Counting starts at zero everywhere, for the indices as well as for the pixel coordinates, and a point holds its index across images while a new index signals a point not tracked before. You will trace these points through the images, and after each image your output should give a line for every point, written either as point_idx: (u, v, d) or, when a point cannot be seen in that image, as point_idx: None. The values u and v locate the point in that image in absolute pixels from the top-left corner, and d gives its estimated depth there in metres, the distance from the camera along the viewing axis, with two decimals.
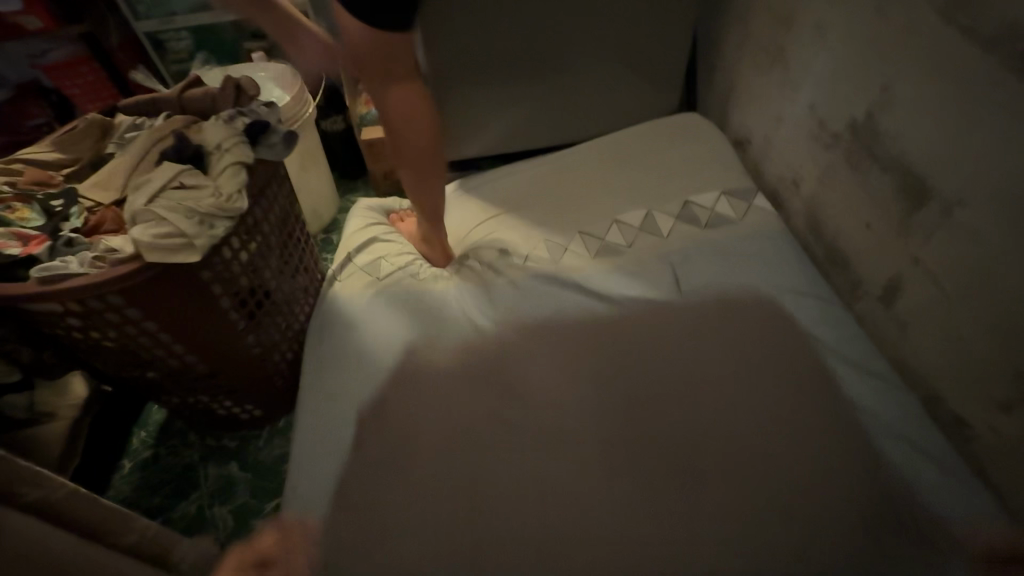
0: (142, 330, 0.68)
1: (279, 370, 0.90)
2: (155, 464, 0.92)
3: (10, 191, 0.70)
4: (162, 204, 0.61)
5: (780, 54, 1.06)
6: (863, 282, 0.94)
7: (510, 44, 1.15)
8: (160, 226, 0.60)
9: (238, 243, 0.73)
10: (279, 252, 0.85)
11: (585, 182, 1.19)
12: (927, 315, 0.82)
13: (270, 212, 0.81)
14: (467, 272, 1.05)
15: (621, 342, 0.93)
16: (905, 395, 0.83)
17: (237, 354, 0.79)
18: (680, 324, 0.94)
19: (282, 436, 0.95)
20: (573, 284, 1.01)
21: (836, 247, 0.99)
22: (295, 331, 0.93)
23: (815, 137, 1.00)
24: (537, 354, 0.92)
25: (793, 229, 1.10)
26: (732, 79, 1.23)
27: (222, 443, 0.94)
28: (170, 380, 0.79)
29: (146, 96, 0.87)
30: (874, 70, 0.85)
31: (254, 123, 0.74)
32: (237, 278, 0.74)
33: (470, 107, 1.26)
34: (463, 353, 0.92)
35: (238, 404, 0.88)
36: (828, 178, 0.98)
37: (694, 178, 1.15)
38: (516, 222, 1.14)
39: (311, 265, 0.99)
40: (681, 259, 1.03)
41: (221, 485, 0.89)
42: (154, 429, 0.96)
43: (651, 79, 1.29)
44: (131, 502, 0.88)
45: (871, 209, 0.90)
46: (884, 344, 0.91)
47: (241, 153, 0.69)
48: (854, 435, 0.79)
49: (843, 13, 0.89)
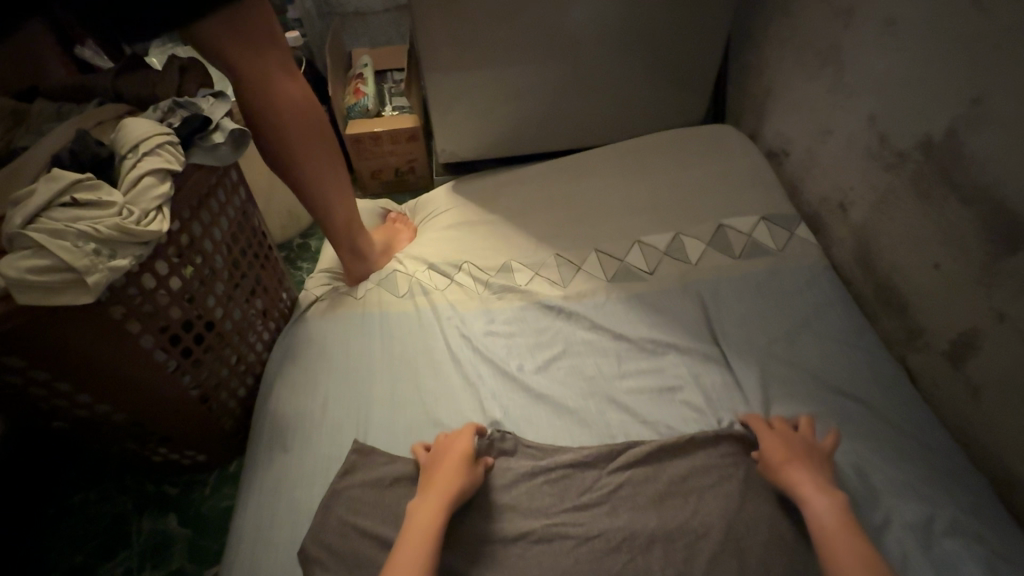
0: (32, 378, 0.54)
1: (226, 410, 0.77)
2: (82, 512, 0.79)
3: None
4: (43, 224, 0.46)
5: (835, 54, 0.90)
6: (925, 332, 0.79)
7: (516, 30, 1.01)
8: (39, 257, 0.45)
9: (166, 268, 0.59)
10: (227, 274, 0.71)
11: (596, 193, 1.04)
12: (1010, 383, 0.67)
13: (214, 227, 0.67)
14: (455, 293, 0.91)
15: (634, 392, 0.78)
16: (975, 477, 0.69)
17: (166, 399, 0.65)
18: (702, 371, 0.80)
19: (232, 484, 0.81)
20: (580, 317, 0.86)
21: (891, 287, 0.84)
22: (248, 363, 0.80)
23: (872, 156, 0.85)
24: (536, 403, 0.77)
25: (836, 260, 0.95)
26: (770, 83, 1.08)
27: (161, 489, 0.80)
28: (85, 428, 0.65)
29: (75, 79, 0.72)
30: (958, 78, 0.69)
31: (188, 117, 0.59)
32: (164, 310, 0.60)
33: (468, 101, 1.12)
34: (445, 396, 0.78)
35: (176, 450, 0.75)
36: (887, 204, 0.83)
37: (722, 196, 1.00)
38: (516, 235, 0.99)
39: (273, 284, 0.85)
40: (711, 292, 0.88)
41: (154, 543, 0.76)
42: (85, 469, 0.83)
43: (677, 78, 1.13)
44: (49, 560, 0.74)
45: (941, 247, 0.74)
46: (946, 408, 0.77)
47: (163, 158, 0.54)
48: (918, 529, 0.64)
49: (925, 8, 0.73)
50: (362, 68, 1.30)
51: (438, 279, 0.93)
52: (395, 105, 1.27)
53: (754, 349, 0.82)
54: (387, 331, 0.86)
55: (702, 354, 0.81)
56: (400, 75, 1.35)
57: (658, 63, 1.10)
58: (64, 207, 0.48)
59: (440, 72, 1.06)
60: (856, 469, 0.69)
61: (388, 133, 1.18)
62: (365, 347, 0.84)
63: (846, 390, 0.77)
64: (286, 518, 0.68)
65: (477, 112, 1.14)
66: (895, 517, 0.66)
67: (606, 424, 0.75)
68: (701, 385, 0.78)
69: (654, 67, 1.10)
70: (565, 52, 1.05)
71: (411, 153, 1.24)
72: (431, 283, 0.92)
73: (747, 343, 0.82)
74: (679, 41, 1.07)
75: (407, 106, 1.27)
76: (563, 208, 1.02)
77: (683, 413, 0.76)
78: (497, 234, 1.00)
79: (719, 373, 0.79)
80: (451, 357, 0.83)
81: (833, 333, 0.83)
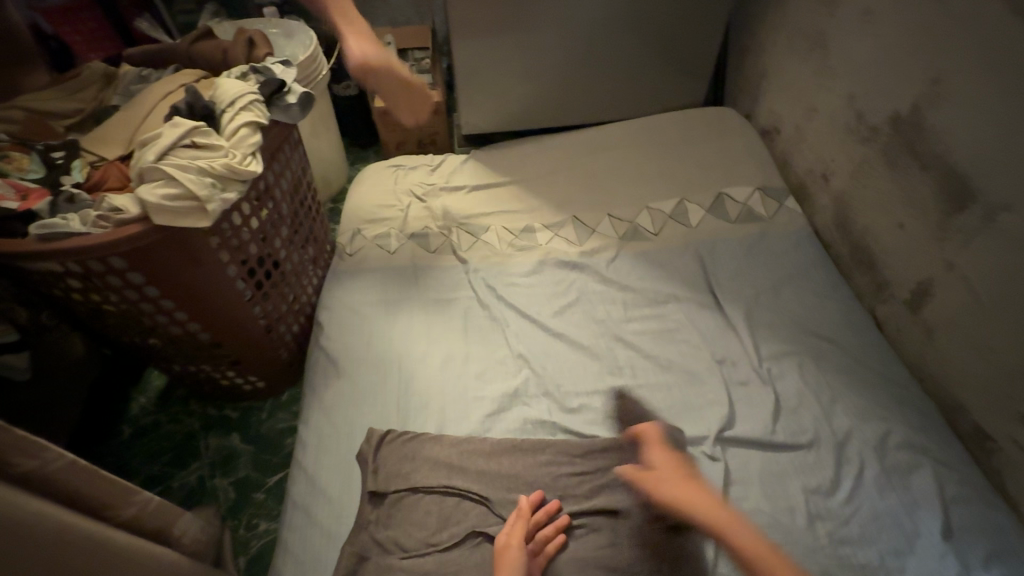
0: (144, 296, 0.65)
1: (284, 342, 0.88)
2: (155, 431, 0.90)
3: (7, 139, 0.64)
4: (169, 161, 0.57)
5: (821, 40, 1.00)
6: (890, 284, 0.91)
7: (535, 14, 1.11)
8: (168, 187, 0.56)
9: (247, 209, 0.69)
10: (290, 221, 0.81)
11: (603, 164, 1.15)
12: (955, 322, 0.79)
13: (282, 178, 0.77)
14: (478, 250, 1.02)
15: (638, 333, 0.91)
16: (925, 404, 0.82)
17: (242, 324, 0.76)
18: (696, 316, 0.92)
19: (286, 409, 0.93)
20: (591, 270, 0.98)
21: (864, 248, 0.96)
22: (302, 304, 0.91)
23: (851, 131, 0.96)
24: (553, 340, 0.89)
25: (818, 226, 1.07)
26: (764, 67, 1.18)
27: (223, 413, 0.92)
28: (173, 348, 0.77)
29: (154, 46, 0.81)
30: (924, 62, 0.80)
31: (268, 81, 0.69)
32: (245, 246, 0.71)
33: (489, 77, 1.21)
34: (475, 334, 0.90)
35: (241, 374, 0.86)
36: (862, 174, 0.94)
37: (719, 168, 1.11)
38: (534, 199, 1.10)
39: (320, 236, 0.96)
40: (707, 251, 1.00)
41: (221, 456, 0.87)
42: (154, 395, 0.94)
43: (680, 62, 1.23)
44: (132, 468, 0.86)
45: (906, 209, 0.86)
46: (905, 349, 0.89)
47: (254, 113, 0.64)
48: (873, 442, 0.77)
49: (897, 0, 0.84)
50: (386, 46, 1.39)
51: (462, 239, 1.04)
52: (418, 82, 1.37)
53: (741, 299, 0.94)
54: (422, 282, 0.97)
55: (696, 302, 0.94)
56: (421, 53, 1.44)
57: (662, 47, 1.20)
58: (183, 148, 0.59)
59: (464, 49, 1.15)
60: (826, 396, 0.82)
61: (413, 107, 1.28)
62: (401, 294, 0.95)
63: (821, 333, 0.90)
64: (342, 430, 0.80)
65: (496, 89, 1.23)
66: (855, 432, 0.79)
67: (613, 359, 0.87)
68: (696, 327, 0.91)
69: (658, 50, 1.20)
70: (578, 34, 1.15)
71: (433, 126, 1.34)
72: (459, 241, 1.03)
73: (736, 294, 0.94)
74: (683, 26, 1.17)
75: (429, 82, 1.37)
76: (575, 178, 1.13)
77: (681, 350, 0.88)
78: (516, 199, 1.11)
79: (712, 318, 0.92)
80: (479, 304, 0.94)
81: (812, 287, 0.95)
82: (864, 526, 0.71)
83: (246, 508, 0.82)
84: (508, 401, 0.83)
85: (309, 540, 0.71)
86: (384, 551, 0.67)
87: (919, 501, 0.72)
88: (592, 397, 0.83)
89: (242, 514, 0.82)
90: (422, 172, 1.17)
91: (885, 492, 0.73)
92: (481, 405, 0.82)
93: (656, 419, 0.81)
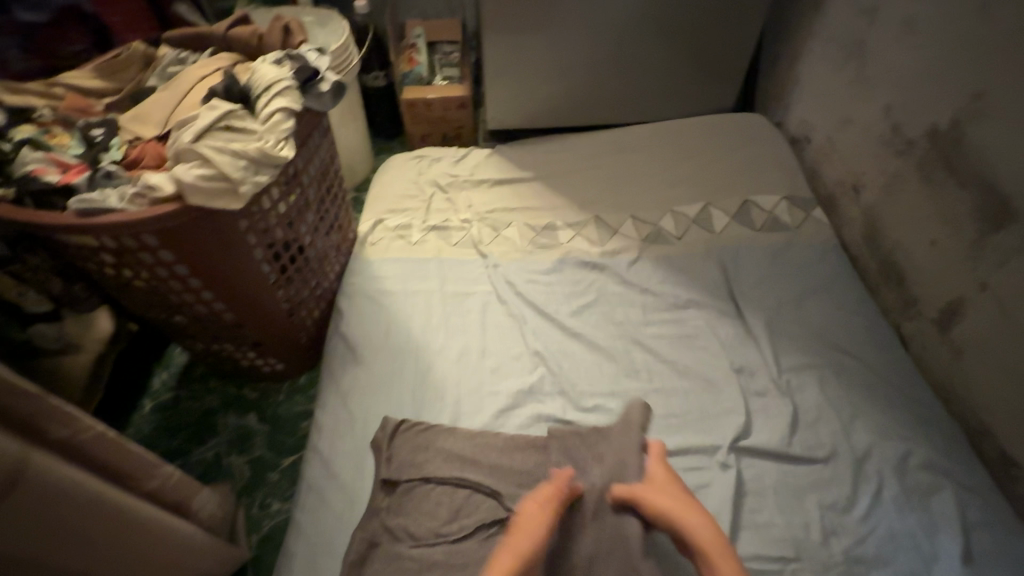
0: (174, 274, 0.67)
1: (303, 327, 0.89)
2: (175, 407, 0.92)
3: (51, 116, 0.66)
4: (206, 142, 0.58)
5: (859, 48, 0.98)
6: (918, 301, 0.89)
7: (567, 11, 1.10)
8: (203, 168, 0.57)
9: (277, 193, 0.70)
10: (316, 208, 0.82)
11: (628, 166, 1.14)
12: (984, 343, 0.78)
13: (310, 165, 0.78)
14: (499, 246, 1.02)
15: (656, 337, 0.90)
16: (950, 425, 0.80)
17: (265, 306, 0.77)
18: (716, 323, 0.91)
19: (302, 393, 0.94)
20: (612, 272, 0.98)
21: (893, 263, 0.94)
22: (323, 290, 0.92)
23: (886, 143, 0.93)
24: (570, 340, 0.89)
25: (846, 238, 1.05)
26: (798, 73, 1.16)
27: (242, 393, 0.94)
28: (198, 327, 0.78)
29: (192, 29, 0.82)
30: (968, 75, 0.78)
31: (302, 67, 0.70)
32: (273, 229, 0.72)
33: (518, 72, 1.20)
34: (492, 329, 0.90)
35: (261, 356, 0.87)
36: (894, 188, 0.92)
37: (747, 176, 1.09)
38: (556, 197, 1.10)
39: (344, 224, 0.96)
40: (731, 258, 0.99)
41: (238, 435, 0.89)
42: (175, 371, 0.96)
43: (712, 65, 1.22)
44: (151, 442, 0.88)
45: (940, 225, 0.84)
46: (932, 369, 0.87)
47: (288, 99, 0.65)
48: (894, 460, 0.76)
49: (942, 11, 0.81)
50: (415, 38, 1.39)
51: (484, 233, 1.04)
52: (445, 75, 1.37)
53: (762, 308, 0.92)
54: (441, 274, 0.97)
55: (718, 309, 0.93)
56: (450, 47, 1.44)
57: (694, 49, 1.18)
58: (220, 131, 0.60)
59: (494, 45, 1.15)
60: (846, 412, 0.81)
61: (440, 100, 1.29)
62: (421, 285, 0.95)
63: (844, 347, 0.88)
64: (357, 417, 0.81)
65: (524, 86, 1.23)
66: (875, 450, 0.77)
67: (629, 362, 0.87)
68: (716, 335, 0.90)
69: (690, 53, 1.19)
70: (610, 34, 1.14)
71: (459, 120, 1.34)
72: (480, 235, 1.03)
73: (758, 303, 0.93)
74: (718, 29, 1.15)
75: (457, 76, 1.37)
76: (599, 178, 1.13)
77: (699, 357, 0.87)
78: (539, 197, 1.11)
79: (732, 325, 0.91)
80: (497, 299, 0.94)
81: (836, 299, 0.93)
82: (880, 546, 0.70)
83: (260, 488, 0.84)
84: (523, 398, 0.83)
85: (321, 523, 0.72)
86: (392, 541, 0.68)
87: (940, 524, 0.71)
88: (607, 400, 0.83)
89: (256, 493, 0.83)
90: (447, 165, 1.17)
91: (904, 512, 0.72)
92: (496, 400, 0.82)
93: (671, 425, 0.80)
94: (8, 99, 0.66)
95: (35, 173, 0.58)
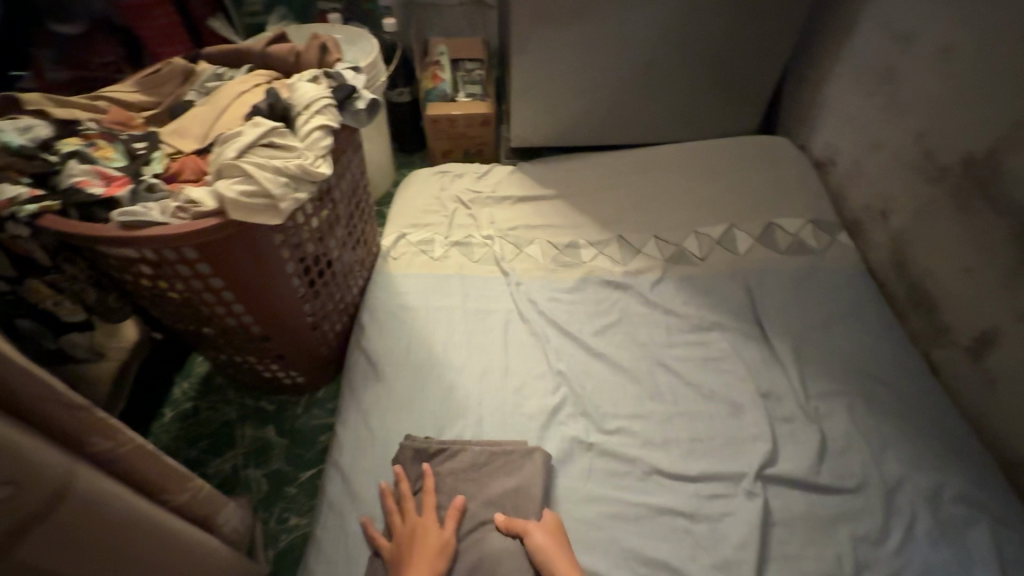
0: (208, 286, 0.67)
1: (327, 341, 0.89)
2: (195, 416, 0.92)
3: (95, 128, 0.67)
4: (248, 158, 0.59)
5: (890, 75, 0.98)
6: (949, 329, 0.88)
7: (596, 32, 1.11)
8: (246, 183, 0.58)
9: (310, 208, 0.71)
10: (344, 223, 0.83)
11: (652, 186, 1.14)
12: (1021, 375, 0.76)
13: (342, 181, 0.78)
14: (522, 263, 1.02)
15: (681, 359, 0.89)
16: (985, 457, 0.79)
17: (292, 320, 0.77)
18: (741, 346, 0.90)
19: (322, 406, 0.94)
20: (636, 292, 0.97)
21: (923, 290, 0.93)
22: (347, 304, 0.92)
23: (917, 170, 0.93)
24: (595, 361, 0.89)
25: (872, 263, 1.04)
26: (824, 97, 1.16)
27: (262, 405, 0.94)
28: (225, 338, 0.79)
29: (230, 45, 0.84)
30: (1005, 104, 0.78)
31: (340, 86, 0.71)
32: (305, 244, 0.72)
33: (544, 91, 1.21)
34: (515, 348, 0.90)
35: (285, 369, 0.87)
36: (925, 214, 0.92)
37: (772, 199, 1.09)
38: (580, 216, 1.10)
39: (368, 238, 0.97)
40: (756, 280, 0.98)
41: (257, 447, 0.89)
42: (197, 381, 0.96)
43: (737, 88, 1.22)
44: (171, 452, 0.88)
45: (975, 254, 0.83)
46: (964, 399, 0.86)
47: (327, 117, 0.66)
48: (928, 493, 0.74)
49: (978, 40, 0.81)
50: (440, 56, 1.41)
51: (507, 250, 1.04)
52: (469, 92, 1.38)
53: (788, 332, 0.91)
54: (465, 290, 0.97)
55: (742, 332, 0.92)
56: (473, 64, 1.45)
57: (719, 72, 1.19)
58: (262, 147, 0.62)
59: (522, 64, 1.16)
60: (877, 441, 0.79)
61: (464, 117, 1.30)
62: (444, 302, 0.95)
63: (872, 374, 0.87)
64: (380, 433, 0.80)
65: (549, 105, 1.24)
66: (908, 481, 0.75)
67: (653, 384, 0.86)
68: (741, 358, 0.89)
69: (715, 75, 1.19)
70: (637, 56, 1.15)
71: (482, 137, 1.35)
72: (503, 252, 1.03)
73: (783, 327, 0.92)
74: (744, 52, 1.16)
75: (480, 94, 1.38)
76: (622, 197, 1.13)
77: (724, 381, 0.86)
78: (562, 215, 1.11)
79: (757, 349, 0.90)
80: (521, 316, 0.94)
81: (863, 325, 0.92)
82: None
83: (278, 502, 0.83)
84: (547, 418, 0.82)
85: (343, 540, 0.72)
86: None
87: (978, 560, 0.69)
88: (631, 423, 0.82)
89: (275, 507, 0.83)
90: (470, 181, 1.18)
91: (939, 547, 0.70)
92: (520, 420, 0.82)
93: (697, 450, 0.79)
94: (53, 111, 0.67)
95: (80, 185, 0.59)
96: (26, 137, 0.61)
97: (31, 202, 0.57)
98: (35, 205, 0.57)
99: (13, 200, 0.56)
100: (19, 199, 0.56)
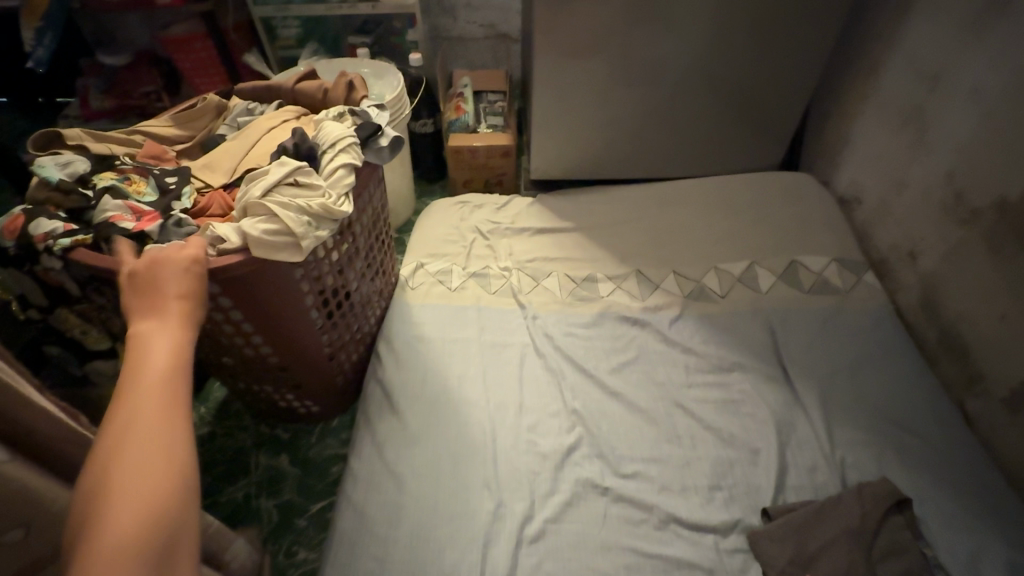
0: (229, 318, 0.68)
1: (342, 371, 0.89)
2: (211, 442, 0.93)
3: (130, 163, 0.70)
4: (273, 197, 0.61)
5: (917, 115, 0.96)
6: (984, 379, 0.84)
7: (617, 69, 1.12)
8: (270, 222, 0.59)
9: (331, 243, 0.72)
10: (364, 255, 0.84)
11: (671, 220, 1.13)
12: None
13: (363, 215, 0.80)
14: (539, 296, 1.01)
15: (700, 401, 0.87)
16: None
17: (309, 351, 0.78)
18: (764, 389, 0.87)
19: (335, 436, 0.94)
20: (654, 329, 0.96)
21: (956, 336, 0.89)
22: (364, 334, 0.92)
23: (947, 212, 0.90)
24: (611, 400, 0.87)
25: (900, 304, 1.01)
26: (849, 134, 1.15)
27: (276, 432, 0.94)
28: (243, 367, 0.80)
29: (262, 82, 0.87)
30: None
31: (365, 124, 0.73)
32: (325, 277, 0.73)
33: (564, 124, 1.23)
34: (530, 384, 0.89)
35: (300, 398, 0.88)
36: (956, 257, 0.89)
37: (795, 236, 1.07)
38: (598, 250, 1.10)
39: (387, 268, 0.98)
40: (778, 320, 0.96)
41: (269, 476, 0.89)
42: (214, 406, 0.97)
43: (759, 124, 1.22)
44: None
45: (1009, 301, 0.79)
46: (1001, 452, 0.81)
47: (351, 155, 0.68)
48: (965, 556, 0.70)
49: (1008, 82, 0.80)
50: (463, 88, 1.43)
51: (524, 282, 1.04)
52: (491, 123, 1.40)
53: (812, 375, 0.88)
54: (481, 323, 0.97)
55: (764, 374, 0.89)
56: (496, 96, 1.48)
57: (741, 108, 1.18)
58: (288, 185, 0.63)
59: (543, 99, 1.18)
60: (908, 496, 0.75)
61: (485, 149, 1.32)
62: (459, 334, 0.95)
63: (903, 424, 0.83)
64: (391, 468, 0.80)
65: (569, 137, 1.25)
66: (942, 541, 0.71)
67: (672, 426, 0.84)
68: (764, 401, 0.86)
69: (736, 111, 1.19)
70: (657, 92, 1.16)
71: (502, 168, 1.37)
72: (520, 284, 1.03)
73: (807, 369, 0.89)
74: (765, 88, 1.16)
75: (502, 125, 1.40)
76: (641, 231, 1.12)
77: (745, 425, 0.83)
78: (580, 247, 1.11)
79: (780, 392, 0.87)
80: (536, 351, 0.93)
81: (893, 370, 0.89)
82: None
83: (288, 533, 0.83)
84: (560, 459, 0.80)
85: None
86: None
87: None
88: (647, 466, 0.79)
89: (284, 539, 0.82)
90: (489, 211, 1.18)
91: None
92: (533, 459, 0.80)
93: (716, 498, 0.76)
94: (92, 146, 0.69)
95: (113, 220, 0.61)
96: (65, 172, 0.64)
97: (65, 236, 0.59)
98: (68, 239, 0.59)
99: (49, 235, 0.58)
100: (54, 234, 0.58)
